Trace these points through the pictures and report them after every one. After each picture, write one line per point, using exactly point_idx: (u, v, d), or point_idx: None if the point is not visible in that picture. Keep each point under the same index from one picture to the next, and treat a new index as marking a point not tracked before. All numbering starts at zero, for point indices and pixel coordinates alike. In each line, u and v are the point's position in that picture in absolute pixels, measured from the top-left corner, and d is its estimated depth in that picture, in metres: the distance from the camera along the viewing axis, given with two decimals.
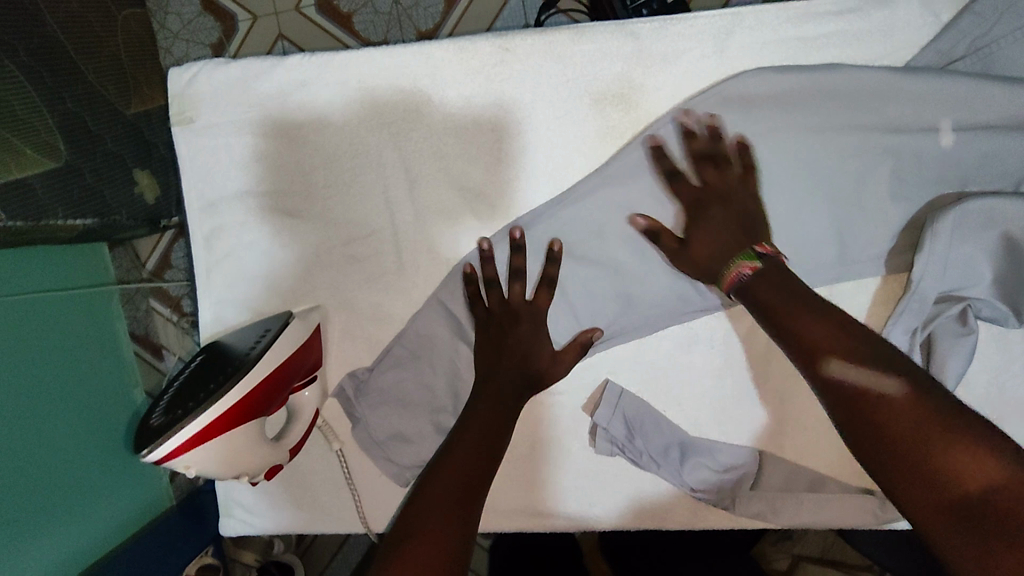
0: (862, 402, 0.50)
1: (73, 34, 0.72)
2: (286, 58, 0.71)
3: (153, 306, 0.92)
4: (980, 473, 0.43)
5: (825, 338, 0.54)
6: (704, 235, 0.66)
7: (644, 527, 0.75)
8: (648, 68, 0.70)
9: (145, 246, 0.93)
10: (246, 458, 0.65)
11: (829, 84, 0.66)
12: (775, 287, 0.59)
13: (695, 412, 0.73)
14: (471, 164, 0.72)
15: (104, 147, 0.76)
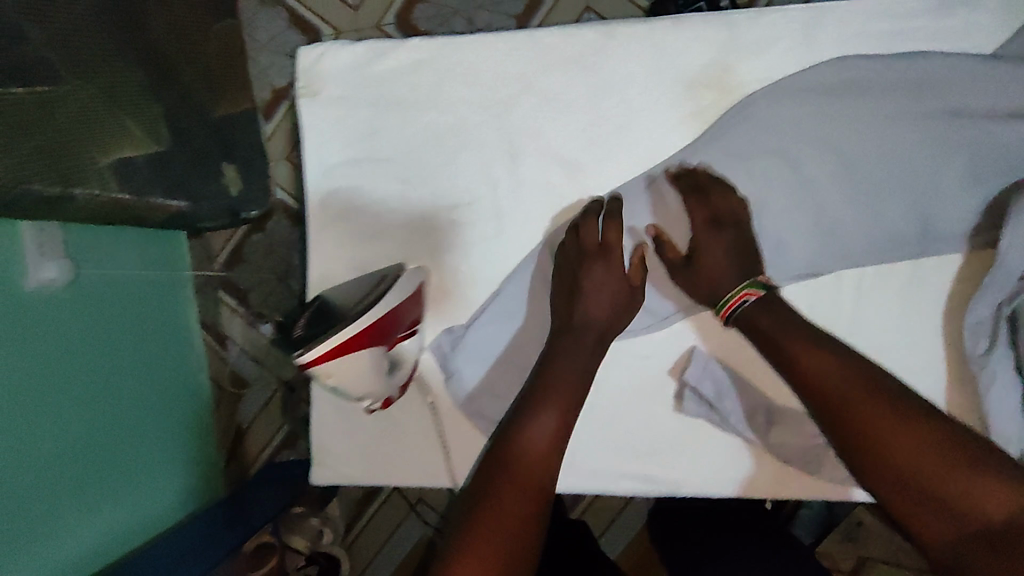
0: (868, 437, 0.55)
1: (188, 35, 0.90)
2: (407, 41, 0.79)
3: (221, 297, 1.11)
4: (999, 503, 0.48)
5: (830, 371, 0.60)
6: (716, 260, 0.70)
7: (723, 492, 0.77)
8: (741, 53, 0.73)
9: (219, 237, 1.10)
10: (369, 389, 0.70)
11: (918, 69, 0.69)
12: (772, 315, 0.67)
13: (778, 381, 0.74)
14: (569, 139, 0.76)
15: (205, 136, 0.93)
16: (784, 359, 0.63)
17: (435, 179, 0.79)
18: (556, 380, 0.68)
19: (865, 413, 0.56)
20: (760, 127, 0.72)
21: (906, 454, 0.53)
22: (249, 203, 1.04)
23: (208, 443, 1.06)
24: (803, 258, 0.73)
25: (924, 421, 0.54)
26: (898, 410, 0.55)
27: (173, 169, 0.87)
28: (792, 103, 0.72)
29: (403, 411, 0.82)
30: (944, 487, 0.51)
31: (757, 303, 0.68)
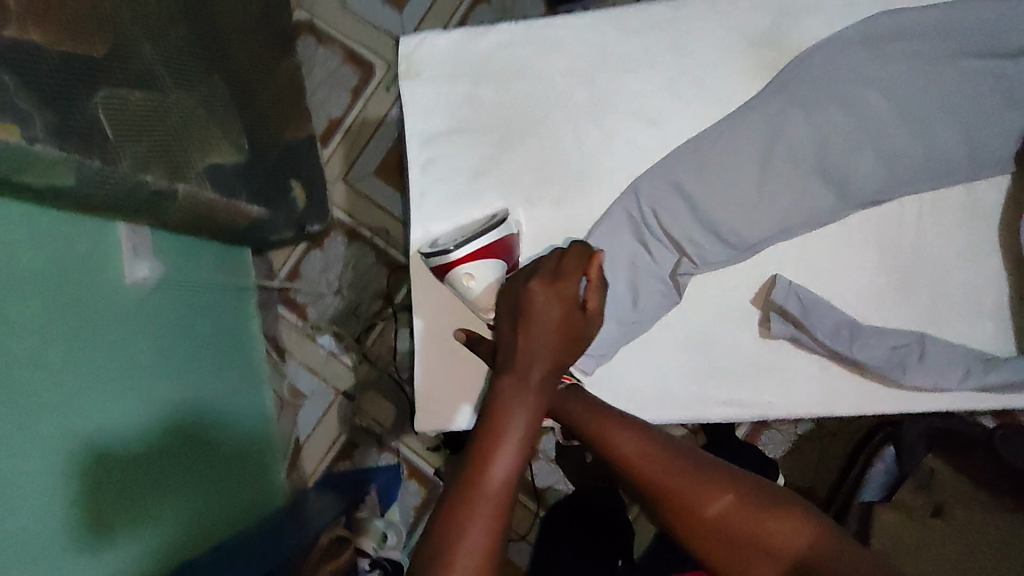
0: (675, 497, 0.59)
1: (245, 72, 1.19)
2: (497, 25, 0.91)
3: (280, 313, 1.53)
4: (794, 534, 0.54)
5: (631, 444, 0.64)
6: (592, 326, 0.72)
7: (815, 411, 0.81)
8: (795, 16, 0.83)
9: (280, 260, 1.53)
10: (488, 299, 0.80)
11: (963, 12, 0.76)
12: (580, 404, 0.72)
13: (856, 301, 0.81)
14: (648, 97, 0.87)
15: (273, 156, 1.25)
16: (598, 440, 0.67)
17: (527, 140, 0.89)
18: (494, 457, 0.57)
19: (669, 476, 0.60)
20: (817, 75, 0.80)
21: (713, 508, 0.57)
22: (313, 217, 1.41)
23: (231, 437, 1.23)
24: (870, 188, 0.81)
25: (714, 472, 0.60)
26: (693, 467, 0.61)
27: (255, 179, 1.16)
28: (845, 52, 0.79)
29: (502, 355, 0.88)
30: (753, 529, 0.55)
31: (564, 395, 0.73)
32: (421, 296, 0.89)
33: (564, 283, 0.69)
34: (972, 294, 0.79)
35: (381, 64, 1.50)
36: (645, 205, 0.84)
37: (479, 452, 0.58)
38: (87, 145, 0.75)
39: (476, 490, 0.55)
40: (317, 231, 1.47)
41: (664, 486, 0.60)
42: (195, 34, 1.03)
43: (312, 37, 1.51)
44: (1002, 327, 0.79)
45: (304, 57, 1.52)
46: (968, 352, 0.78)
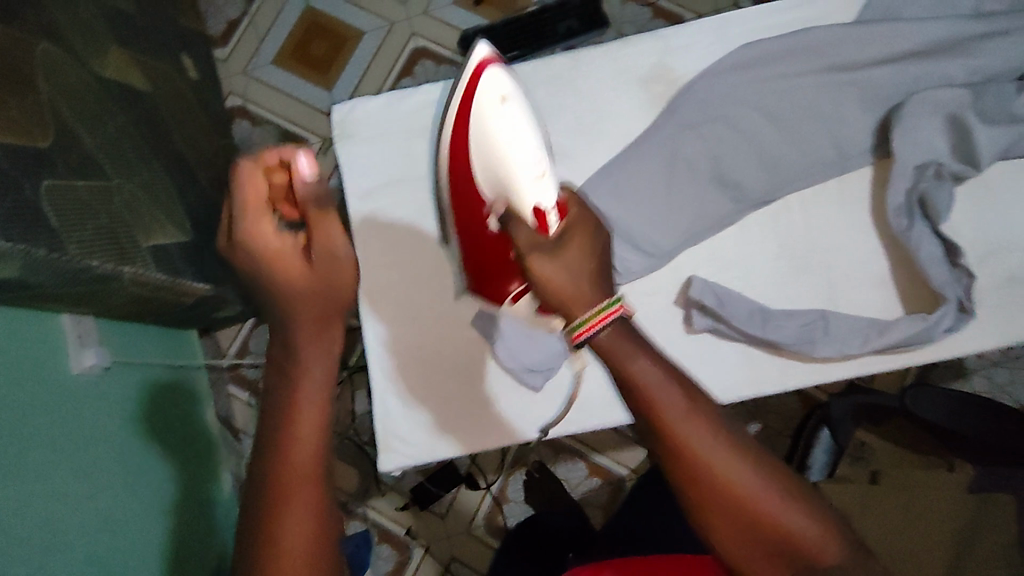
0: (729, 495, 0.55)
1: (184, 157, 1.25)
2: (420, 87, 1.01)
3: (230, 392, 1.57)
4: (811, 538, 0.54)
5: (682, 419, 0.55)
6: (560, 276, 0.58)
7: (744, 394, 0.89)
8: (673, 55, 0.98)
9: (224, 340, 1.59)
10: (495, 150, 0.66)
11: (805, 39, 0.92)
12: (635, 350, 0.56)
13: (765, 290, 0.91)
14: (561, 135, 0.98)
15: (215, 233, 1.29)
16: (640, 397, 0.56)
17: None
18: (296, 443, 0.53)
19: (713, 465, 0.55)
20: (699, 103, 0.94)
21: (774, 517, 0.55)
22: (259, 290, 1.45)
23: (191, 522, 1.18)
24: (759, 190, 0.93)
25: (775, 478, 0.56)
26: (745, 464, 0.55)
27: (200, 256, 1.19)
28: (717, 80, 0.94)
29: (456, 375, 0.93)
30: (778, 528, 0.54)
31: (611, 335, 0.56)
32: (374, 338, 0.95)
33: (281, 255, 0.57)
34: (859, 270, 0.91)
35: (316, 140, 1.59)
36: None
37: (280, 451, 0.52)
38: (34, 232, 0.75)
39: (281, 499, 0.51)
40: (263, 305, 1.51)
41: (703, 481, 0.55)
42: (133, 124, 1.09)
43: (247, 121, 1.59)
44: (889, 296, 0.90)
45: (240, 140, 1.59)
46: (865, 321, 0.87)
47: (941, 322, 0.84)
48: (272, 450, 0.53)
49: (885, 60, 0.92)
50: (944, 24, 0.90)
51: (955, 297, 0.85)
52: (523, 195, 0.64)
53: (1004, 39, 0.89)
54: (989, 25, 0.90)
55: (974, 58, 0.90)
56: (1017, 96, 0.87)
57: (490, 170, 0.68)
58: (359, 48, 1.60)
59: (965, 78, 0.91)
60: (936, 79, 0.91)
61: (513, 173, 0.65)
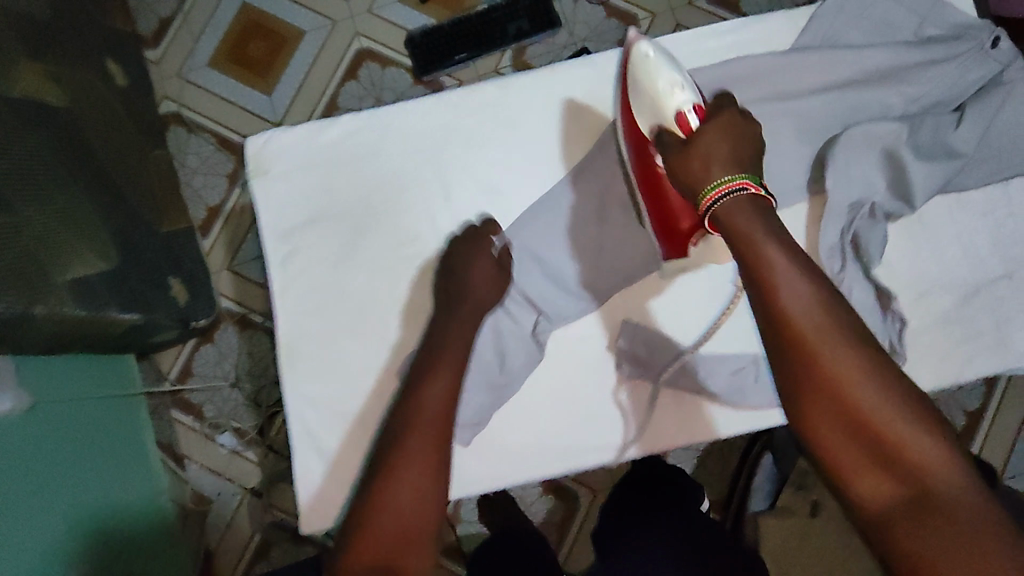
0: (818, 364, 0.56)
1: (106, 173, 1.14)
2: (341, 117, 0.94)
3: (175, 415, 1.43)
4: (935, 462, 0.51)
5: (804, 308, 0.58)
6: (714, 146, 0.72)
7: (681, 439, 0.89)
8: (605, 85, 0.93)
9: (167, 362, 1.45)
10: (644, 77, 0.80)
11: (737, 69, 0.89)
12: (750, 224, 0.64)
13: (696, 333, 0.90)
14: (491, 172, 0.93)
15: (145, 257, 1.19)
16: (764, 284, 0.60)
17: (381, 225, 0.92)
18: (427, 395, 0.72)
19: (834, 363, 0.55)
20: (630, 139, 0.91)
21: (860, 396, 0.54)
22: (198, 312, 1.33)
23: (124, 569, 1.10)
24: None
25: (873, 366, 0.55)
26: (860, 361, 0.55)
27: (126, 285, 1.10)
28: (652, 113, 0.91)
29: (379, 426, 0.90)
30: (898, 442, 0.52)
31: (735, 201, 0.67)
32: (295, 390, 0.91)
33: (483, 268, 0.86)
34: None
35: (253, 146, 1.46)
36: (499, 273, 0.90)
37: (416, 394, 0.72)
38: None
39: (413, 426, 0.68)
40: (204, 325, 1.39)
41: (823, 380, 0.55)
42: (47, 143, 0.99)
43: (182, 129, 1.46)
44: None
45: (176, 150, 1.47)
46: None
47: None
48: (408, 399, 0.72)
49: (826, 87, 0.88)
50: (883, 50, 0.86)
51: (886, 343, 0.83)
52: (665, 107, 0.78)
53: (941, 67, 0.86)
54: (929, 51, 0.86)
55: (913, 86, 0.86)
56: (955, 128, 0.84)
57: (641, 102, 0.81)
58: (300, 50, 1.47)
59: (904, 106, 0.87)
60: (877, 108, 0.87)
61: (656, 92, 0.79)
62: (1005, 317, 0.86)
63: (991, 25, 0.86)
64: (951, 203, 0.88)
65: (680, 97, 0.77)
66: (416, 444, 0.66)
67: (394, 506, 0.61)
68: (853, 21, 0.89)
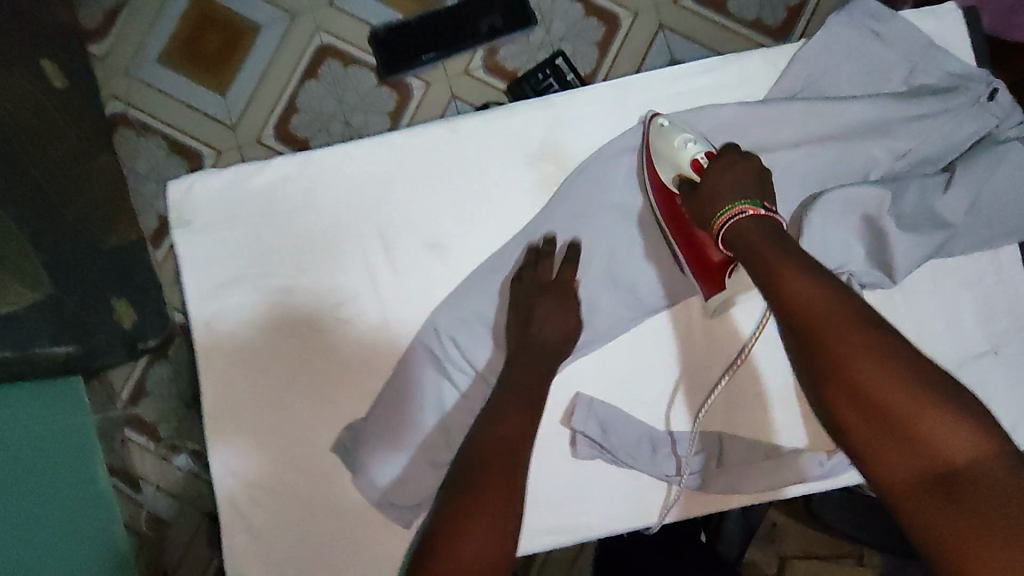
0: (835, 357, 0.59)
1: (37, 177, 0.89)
2: (270, 160, 0.85)
3: (129, 436, 1.11)
4: (958, 444, 0.51)
5: (808, 304, 0.63)
6: (730, 180, 0.73)
7: (633, 525, 0.82)
8: (565, 129, 0.84)
9: (120, 377, 1.11)
10: (655, 139, 0.79)
11: (710, 119, 0.80)
12: (761, 234, 0.69)
13: (656, 408, 0.82)
14: (436, 226, 0.84)
15: (91, 277, 0.94)
16: (772, 282, 0.66)
17: (316, 283, 0.84)
18: (507, 405, 0.71)
19: (845, 349, 0.58)
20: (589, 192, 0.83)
21: (884, 383, 0.56)
22: (142, 329, 1.03)
23: None
24: (654, 294, 0.83)
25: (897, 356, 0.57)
26: (883, 354, 0.57)
27: (62, 315, 0.88)
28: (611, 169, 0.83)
29: (312, 504, 0.83)
30: (917, 425, 0.53)
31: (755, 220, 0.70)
32: (221, 464, 0.83)
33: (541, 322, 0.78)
34: (762, 388, 0.82)
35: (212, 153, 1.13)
36: (445, 339, 0.83)
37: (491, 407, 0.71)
38: None
39: (497, 423, 0.69)
40: (154, 344, 1.08)
41: (836, 363, 0.58)
42: None
43: (131, 130, 1.11)
44: (791, 418, 0.82)
45: (124, 152, 1.11)
46: (759, 448, 0.81)
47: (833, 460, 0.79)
48: (495, 402, 0.71)
49: (805, 141, 0.80)
50: (869, 102, 0.78)
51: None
52: (681, 158, 0.77)
53: (931, 122, 0.78)
54: (920, 104, 0.78)
55: (899, 140, 0.78)
56: (943, 192, 0.76)
57: (656, 160, 0.79)
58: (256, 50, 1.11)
59: (889, 162, 0.79)
60: (860, 163, 0.79)
61: (669, 146, 0.77)
62: (997, 393, 0.79)
63: (989, 76, 0.78)
64: (936, 269, 0.81)
65: (693, 147, 0.76)
66: (500, 438, 0.67)
67: (495, 520, 0.60)
68: (840, 65, 0.80)
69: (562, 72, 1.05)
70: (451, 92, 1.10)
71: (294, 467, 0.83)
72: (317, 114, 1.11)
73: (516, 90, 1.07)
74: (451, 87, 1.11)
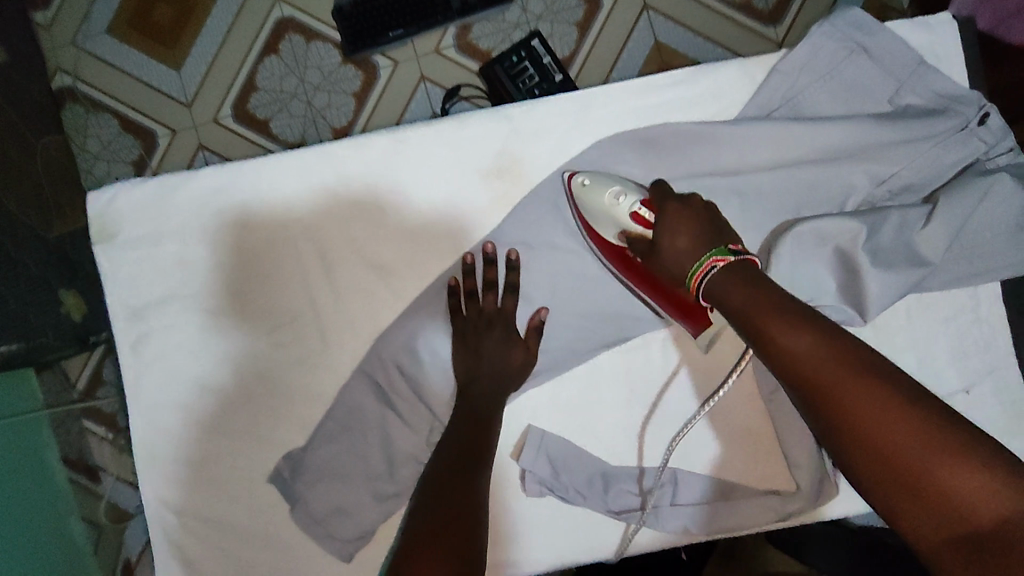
0: (846, 418, 0.53)
1: None
2: (200, 170, 0.78)
3: (86, 427, 1.00)
4: (982, 497, 0.46)
5: (807, 360, 0.56)
6: (683, 236, 0.66)
7: (583, 561, 0.78)
8: (522, 142, 0.78)
9: (75, 366, 1.01)
10: (585, 202, 0.72)
11: (669, 135, 0.75)
12: (740, 286, 0.61)
13: (612, 442, 0.78)
14: (380, 244, 0.78)
15: (30, 273, 0.83)
16: (762, 341, 0.59)
17: (251, 304, 0.79)
18: (468, 420, 0.70)
19: (849, 400, 0.53)
20: (547, 210, 0.77)
21: (907, 443, 0.50)
22: (92, 324, 0.93)
23: None
24: (612, 327, 0.77)
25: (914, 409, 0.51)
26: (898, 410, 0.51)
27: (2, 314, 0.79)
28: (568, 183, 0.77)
29: (248, 532, 0.78)
30: (937, 480, 0.48)
31: (729, 271, 0.62)
32: (152, 493, 0.78)
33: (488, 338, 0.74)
34: (721, 423, 0.78)
35: (167, 133, 1.02)
36: (389, 367, 0.77)
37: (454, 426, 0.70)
38: None
39: (449, 437, 0.69)
40: (98, 339, 0.95)
41: (846, 422, 0.53)
42: None
43: (81, 106, 1.01)
44: (750, 457, 0.78)
45: (71, 129, 1.01)
46: (715, 486, 0.77)
47: (792, 505, 0.75)
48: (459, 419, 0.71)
49: (778, 165, 0.74)
50: (847, 124, 0.72)
51: (813, 484, 0.75)
52: (618, 214, 0.70)
53: (915, 146, 0.72)
54: (904, 128, 0.72)
55: (881, 165, 0.72)
56: (922, 226, 0.70)
57: (596, 221, 0.72)
58: (209, 24, 1.01)
59: (869, 188, 0.74)
60: (838, 189, 0.74)
61: (602, 204, 0.71)
62: None
63: (979, 97, 0.72)
64: (910, 304, 0.76)
65: (626, 200, 0.70)
66: (456, 450, 0.67)
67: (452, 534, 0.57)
68: (819, 82, 0.74)
69: (540, 56, 0.93)
70: (420, 73, 1.01)
71: (229, 496, 0.79)
72: (278, 92, 1.01)
73: (489, 72, 0.95)
74: (421, 67, 1.01)
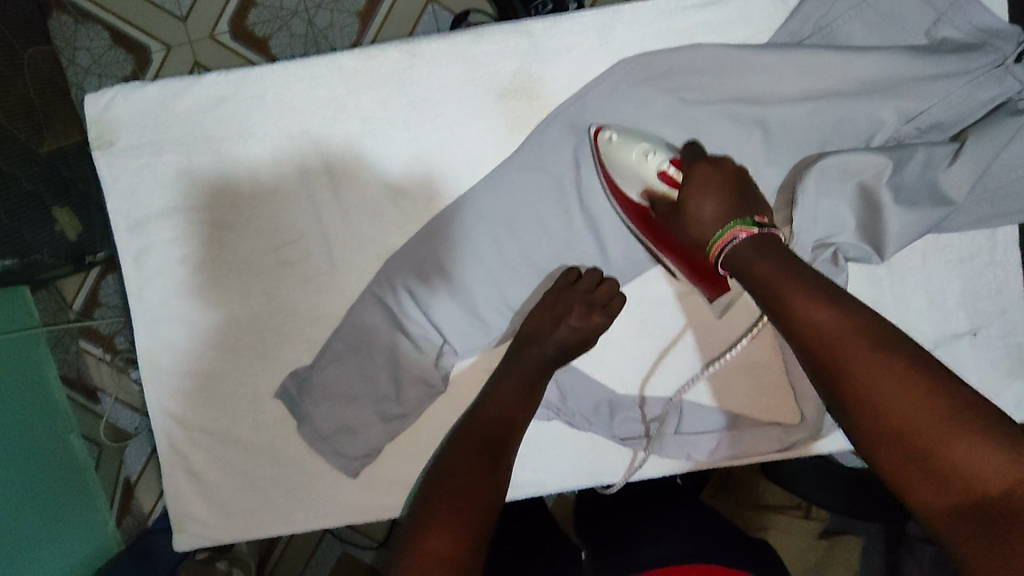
0: (853, 385, 0.51)
1: None
2: (203, 77, 0.75)
3: (84, 348, 0.99)
4: (993, 470, 0.44)
5: (820, 327, 0.54)
6: (710, 202, 0.65)
7: (585, 484, 0.79)
8: (542, 62, 0.75)
9: (71, 287, 0.98)
10: (611, 158, 0.71)
11: (698, 57, 0.72)
12: (761, 258, 0.60)
13: (621, 371, 0.78)
14: (390, 164, 0.76)
15: (20, 187, 0.79)
16: (778, 306, 0.57)
17: (257, 221, 0.77)
18: (496, 398, 0.71)
19: (863, 371, 0.50)
20: (565, 135, 0.75)
21: (919, 413, 0.47)
22: (90, 244, 0.91)
23: None
24: (625, 258, 0.77)
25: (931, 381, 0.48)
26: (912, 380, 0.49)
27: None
28: (582, 111, 0.74)
29: (255, 445, 0.79)
30: (944, 449, 0.46)
31: (751, 244, 0.61)
32: (157, 404, 0.79)
33: (571, 319, 0.73)
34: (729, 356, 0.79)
35: (160, 49, 0.97)
36: (398, 290, 0.76)
37: (483, 401, 0.72)
38: None
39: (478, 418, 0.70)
40: (98, 258, 0.94)
41: (855, 388, 0.50)
42: None
43: (67, 17, 0.95)
44: (755, 390, 0.79)
45: (59, 42, 0.96)
46: (718, 416, 0.78)
47: (793, 436, 0.77)
48: (484, 396, 0.72)
49: (805, 96, 0.72)
50: (881, 54, 0.69)
51: (817, 418, 0.76)
52: (646, 172, 0.69)
53: (946, 83, 0.70)
54: (939, 63, 0.69)
55: (911, 101, 0.70)
56: (948, 164, 0.69)
57: (620, 181, 0.71)
58: None
59: (895, 125, 0.72)
60: (864, 124, 0.72)
61: (629, 160, 0.70)
62: (972, 379, 0.76)
63: (1019, 34, 0.70)
64: (926, 246, 0.76)
65: (654, 158, 0.69)
66: (485, 428, 0.69)
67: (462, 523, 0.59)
68: (853, 10, 0.72)
69: None
70: None
71: (236, 409, 0.79)
72: (277, 9, 0.96)
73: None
74: None
